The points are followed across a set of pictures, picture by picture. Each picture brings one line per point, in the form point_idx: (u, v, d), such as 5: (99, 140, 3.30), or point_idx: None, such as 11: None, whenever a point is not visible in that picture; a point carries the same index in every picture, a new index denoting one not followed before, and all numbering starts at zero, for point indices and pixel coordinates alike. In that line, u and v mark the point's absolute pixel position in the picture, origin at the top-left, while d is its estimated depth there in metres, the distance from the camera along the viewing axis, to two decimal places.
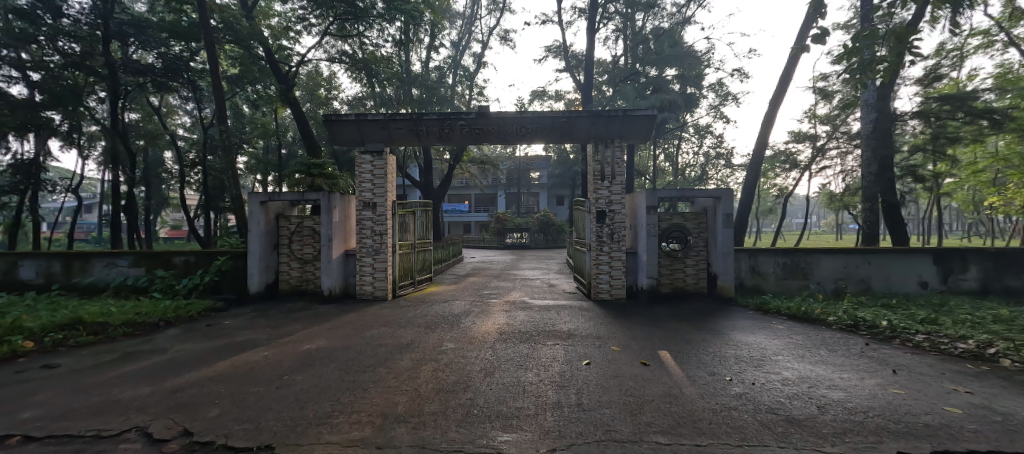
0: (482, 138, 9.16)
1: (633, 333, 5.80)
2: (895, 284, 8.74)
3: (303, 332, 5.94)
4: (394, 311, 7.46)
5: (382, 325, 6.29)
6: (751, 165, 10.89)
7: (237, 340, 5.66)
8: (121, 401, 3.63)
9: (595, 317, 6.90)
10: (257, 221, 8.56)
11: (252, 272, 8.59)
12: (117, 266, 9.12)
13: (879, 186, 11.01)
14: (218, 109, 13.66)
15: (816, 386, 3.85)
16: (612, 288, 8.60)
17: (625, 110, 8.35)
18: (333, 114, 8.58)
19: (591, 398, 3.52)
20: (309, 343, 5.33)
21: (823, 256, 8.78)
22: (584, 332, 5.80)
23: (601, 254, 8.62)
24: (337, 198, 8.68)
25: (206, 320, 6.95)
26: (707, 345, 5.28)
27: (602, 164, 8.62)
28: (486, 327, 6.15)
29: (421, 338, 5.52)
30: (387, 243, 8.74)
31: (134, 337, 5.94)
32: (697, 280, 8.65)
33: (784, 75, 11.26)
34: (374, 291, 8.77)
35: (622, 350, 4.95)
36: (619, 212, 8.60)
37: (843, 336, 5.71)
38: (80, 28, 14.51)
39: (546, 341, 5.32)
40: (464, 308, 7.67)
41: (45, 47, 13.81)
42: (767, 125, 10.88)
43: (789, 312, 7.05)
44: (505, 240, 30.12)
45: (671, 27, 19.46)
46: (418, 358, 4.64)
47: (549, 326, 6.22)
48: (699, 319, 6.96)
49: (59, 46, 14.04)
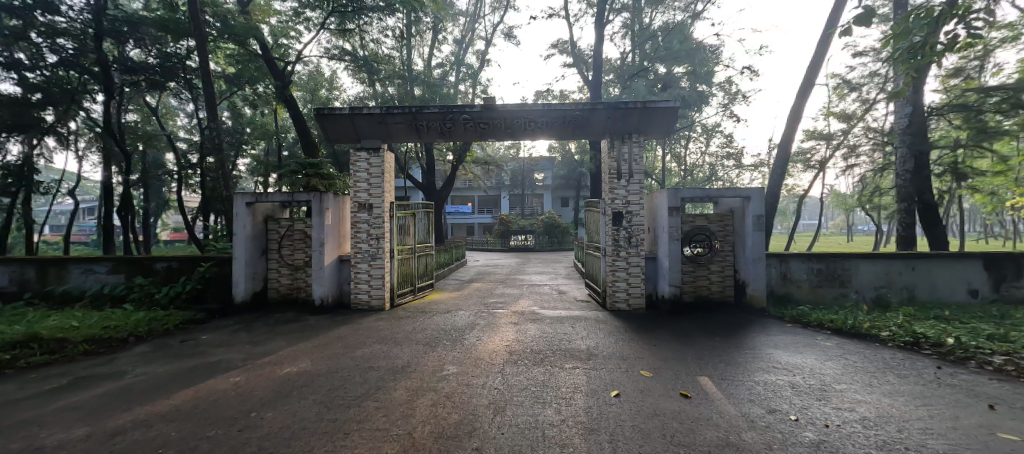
0: (487, 133, 8.44)
1: (661, 353, 5.05)
2: (941, 292, 7.93)
3: (285, 351, 5.23)
4: (391, 324, 6.76)
5: (375, 342, 5.57)
6: (777, 164, 10.11)
7: (211, 361, 4.97)
8: (44, 450, 2.93)
9: (615, 332, 6.15)
10: (243, 223, 7.84)
11: (236, 279, 7.85)
12: (95, 273, 8.47)
13: (915, 184, 10.18)
14: (208, 107, 12.93)
15: (906, 431, 3.10)
16: (629, 297, 7.83)
17: (644, 102, 7.61)
18: (326, 107, 7.91)
19: (631, 450, 2.78)
20: (290, 367, 4.61)
21: (862, 261, 7.99)
22: (606, 352, 5.06)
23: (618, 260, 7.86)
24: (330, 199, 8.01)
25: (183, 334, 6.27)
26: (753, 369, 4.53)
27: (619, 161, 7.90)
28: (493, 344, 5.42)
29: (418, 359, 4.78)
30: (384, 248, 8.05)
31: (95, 356, 5.25)
32: (723, 288, 7.90)
33: (811, 66, 10.48)
34: (370, 300, 8.06)
35: (655, 377, 4.20)
36: (637, 214, 7.88)
37: (906, 357, 4.94)
38: (74, 26, 13.83)
39: (564, 364, 4.57)
40: (469, 320, 6.95)
41: (40, 46, 13.31)
42: (794, 121, 10.07)
43: (833, 325, 6.28)
44: (509, 242, 29.34)
45: (680, 23, 18.69)
46: (415, 387, 3.92)
47: (564, 343, 5.47)
48: (732, 333, 6.20)
49: (54, 45, 13.56)
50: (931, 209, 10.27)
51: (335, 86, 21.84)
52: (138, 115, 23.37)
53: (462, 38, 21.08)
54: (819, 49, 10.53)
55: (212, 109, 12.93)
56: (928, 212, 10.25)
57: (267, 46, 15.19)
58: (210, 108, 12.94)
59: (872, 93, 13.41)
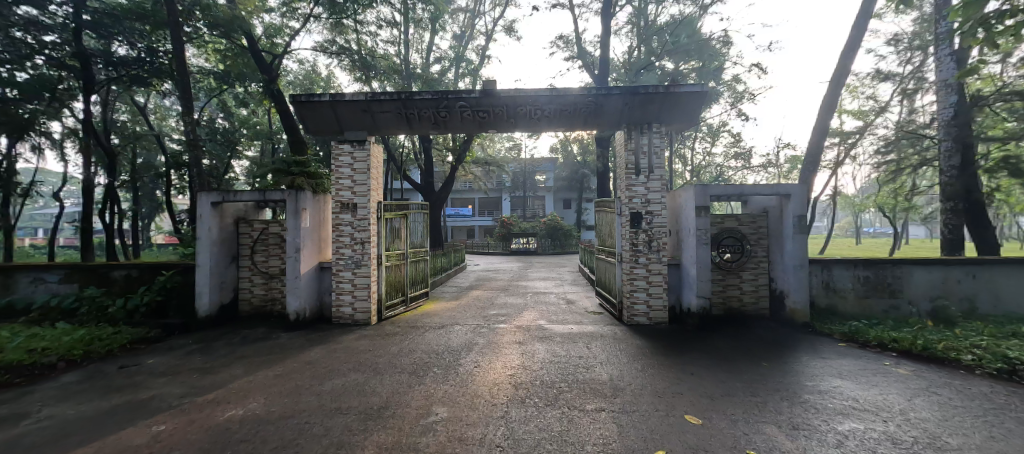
0: (487, 124, 7.48)
1: (702, 386, 4.05)
2: (1007, 303, 6.92)
3: (238, 384, 4.26)
4: (374, 343, 5.77)
5: (351, 371, 4.58)
6: (809, 159, 9.15)
7: (145, 398, 3.99)
8: None
9: (639, 355, 5.16)
10: (208, 227, 6.83)
11: (199, 291, 6.84)
12: (46, 282, 7.52)
13: (963, 182, 9.13)
14: (184, 100, 11.90)
15: None
16: (650, 310, 6.84)
17: (666, 86, 6.63)
18: (304, 94, 6.96)
19: None
20: (234, 408, 3.63)
21: (916, 269, 6.98)
22: (635, 385, 4.07)
23: (636, 268, 6.89)
24: (309, 198, 7.05)
25: (127, 358, 5.30)
26: (826, 410, 3.55)
27: (637, 155, 6.94)
28: (494, 373, 4.42)
29: (400, 397, 3.79)
30: (370, 253, 7.10)
31: (5, 389, 4.28)
32: (757, 299, 6.91)
33: (846, 53, 9.52)
34: (354, 314, 7.09)
35: (707, 426, 3.22)
36: (659, 214, 6.89)
37: (1013, 393, 3.94)
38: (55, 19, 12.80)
39: (584, 405, 3.59)
40: (465, 338, 5.94)
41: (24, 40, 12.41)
42: (828, 114, 9.11)
43: (896, 346, 5.31)
44: (510, 245, 28.39)
45: (688, 16, 17.77)
46: (388, 446, 2.92)
47: (581, 372, 4.47)
48: (778, 355, 5.22)
49: (37, 39, 12.64)
50: (979, 209, 9.23)
51: (330, 84, 20.93)
52: (128, 114, 22.53)
53: (461, 33, 20.13)
54: (852, 36, 9.61)
55: (188, 104, 11.95)
56: (973, 212, 9.34)
57: (254, 37, 14.22)
58: (186, 103, 11.98)
59: (902, 88, 12.46)
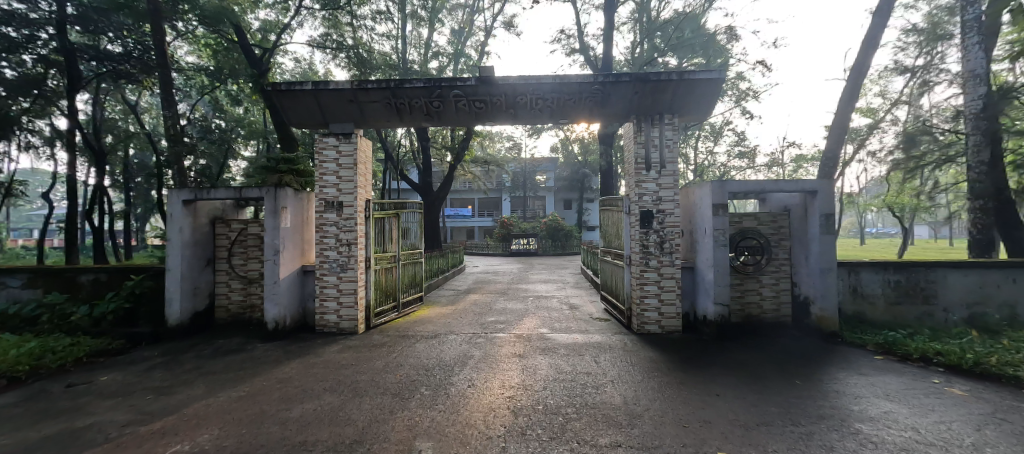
0: (483, 115, 6.92)
1: (732, 413, 3.47)
2: None
3: (194, 409, 3.68)
4: (358, 356, 5.21)
5: (325, 393, 3.99)
6: (829, 153, 8.59)
7: (80, 427, 3.41)
8: None
9: (655, 371, 4.57)
10: (179, 227, 6.26)
11: (170, 298, 6.25)
12: (8, 287, 6.94)
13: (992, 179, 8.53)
14: (168, 93, 11.33)
15: None
16: (661, 318, 6.27)
17: (680, 71, 6.06)
18: (283, 83, 6.40)
19: None
20: (180, 443, 3.05)
21: (951, 272, 6.40)
22: (654, 412, 3.49)
23: (647, 272, 6.31)
24: (290, 196, 6.46)
25: (80, 374, 4.73)
26: (888, 447, 2.95)
27: (648, 148, 6.38)
28: (490, 395, 3.84)
29: (378, 427, 3.21)
30: (357, 256, 6.52)
31: None
32: (778, 305, 6.35)
33: (869, 43, 8.96)
34: (339, 322, 6.52)
35: None
36: (672, 213, 6.32)
37: None
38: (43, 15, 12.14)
39: (597, 438, 3.02)
40: (459, 351, 5.36)
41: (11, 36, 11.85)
42: (848, 107, 8.52)
43: (942, 359, 4.73)
44: (510, 246, 27.80)
45: (693, 11, 17.22)
46: None
47: (590, 393, 3.90)
48: (810, 370, 4.65)
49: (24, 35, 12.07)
50: (1009, 208, 8.63)
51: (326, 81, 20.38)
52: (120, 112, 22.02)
53: (461, 29, 19.55)
54: (874, 26, 9.02)
55: (171, 98, 11.38)
56: (1004, 211, 8.72)
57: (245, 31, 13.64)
58: (169, 98, 11.40)
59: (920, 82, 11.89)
